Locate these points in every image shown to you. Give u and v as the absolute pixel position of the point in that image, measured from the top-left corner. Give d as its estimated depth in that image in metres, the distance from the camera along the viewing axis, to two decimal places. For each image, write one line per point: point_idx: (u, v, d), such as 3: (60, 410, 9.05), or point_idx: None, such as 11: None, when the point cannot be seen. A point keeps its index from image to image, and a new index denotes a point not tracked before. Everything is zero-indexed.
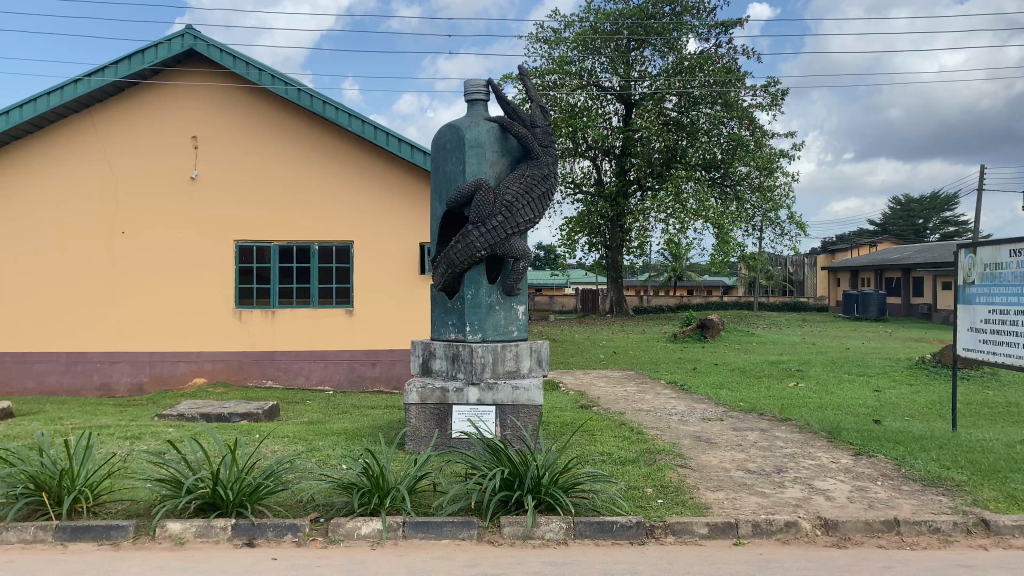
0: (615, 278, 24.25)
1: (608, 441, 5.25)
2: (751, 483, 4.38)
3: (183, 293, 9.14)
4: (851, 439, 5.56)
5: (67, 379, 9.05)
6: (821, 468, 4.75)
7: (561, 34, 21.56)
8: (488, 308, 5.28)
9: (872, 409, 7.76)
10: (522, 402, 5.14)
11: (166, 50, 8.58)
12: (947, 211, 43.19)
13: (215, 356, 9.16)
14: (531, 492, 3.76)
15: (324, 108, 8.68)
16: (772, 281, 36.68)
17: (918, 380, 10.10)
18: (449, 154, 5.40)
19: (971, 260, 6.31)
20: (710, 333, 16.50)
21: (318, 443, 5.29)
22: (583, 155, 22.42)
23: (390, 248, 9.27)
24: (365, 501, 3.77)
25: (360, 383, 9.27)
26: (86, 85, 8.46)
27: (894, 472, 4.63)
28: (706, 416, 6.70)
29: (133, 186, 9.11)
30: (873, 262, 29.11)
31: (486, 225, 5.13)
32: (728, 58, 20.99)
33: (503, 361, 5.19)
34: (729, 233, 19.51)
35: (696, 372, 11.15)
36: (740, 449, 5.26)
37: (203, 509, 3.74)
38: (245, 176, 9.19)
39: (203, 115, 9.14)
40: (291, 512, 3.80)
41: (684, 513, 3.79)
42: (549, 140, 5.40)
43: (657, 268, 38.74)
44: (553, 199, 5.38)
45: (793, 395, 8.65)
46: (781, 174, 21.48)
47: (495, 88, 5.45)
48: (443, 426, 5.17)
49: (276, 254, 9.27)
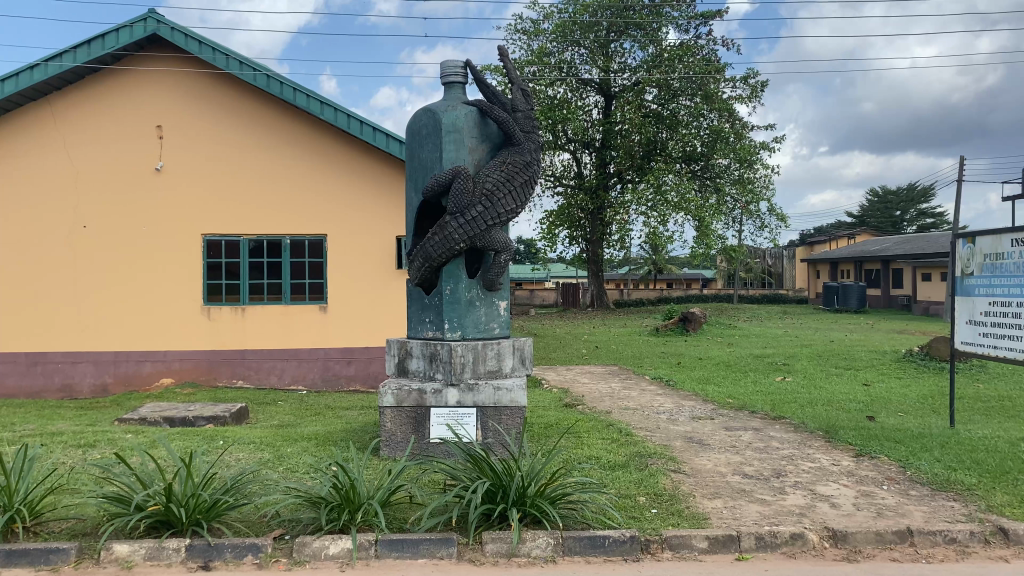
0: (596, 271, 24.01)
1: (596, 444, 4.94)
2: (751, 489, 4.09)
3: (148, 289, 8.73)
4: (849, 439, 5.30)
5: (27, 380, 8.60)
6: (822, 471, 4.47)
7: (540, 25, 21.30)
8: (468, 304, 4.97)
9: (865, 405, 7.52)
10: (505, 403, 4.83)
11: (128, 35, 8.15)
12: (924, 203, 43.48)
13: (183, 355, 8.77)
14: (515, 505, 3.44)
15: (294, 96, 8.30)
16: (751, 273, 36.63)
17: (907, 374, 9.91)
18: (425, 140, 5.06)
19: (970, 250, 6.05)
20: (693, 326, 16.29)
21: (287, 449, 4.95)
22: (563, 148, 22.11)
23: (363, 242, 8.91)
24: (334, 517, 3.43)
25: (335, 382, 8.91)
26: (43, 71, 8.02)
27: (899, 475, 4.38)
28: (696, 414, 6.42)
29: (95, 178, 8.68)
30: (852, 254, 29.14)
31: (465, 215, 4.82)
32: (708, 49, 20.81)
33: (483, 361, 4.88)
34: (709, 226, 19.33)
35: (683, 367, 10.90)
36: (735, 451, 4.97)
37: (156, 527, 3.39)
38: (213, 167, 8.81)
39: (167, 104, 8.72)
40: (253, 530, 3.47)
41: (681, 525, 3.50)
42: (531, 126, 5.10)
43: (637, 260, 38.85)
44: (535, 188, 5.09)
45: (781, 391, 8.43)
46: (762, 167, 21.36)
47: (473, 69, 5.11)
48: (420, 430, 4.85)
49: (246, 249, 8.88)
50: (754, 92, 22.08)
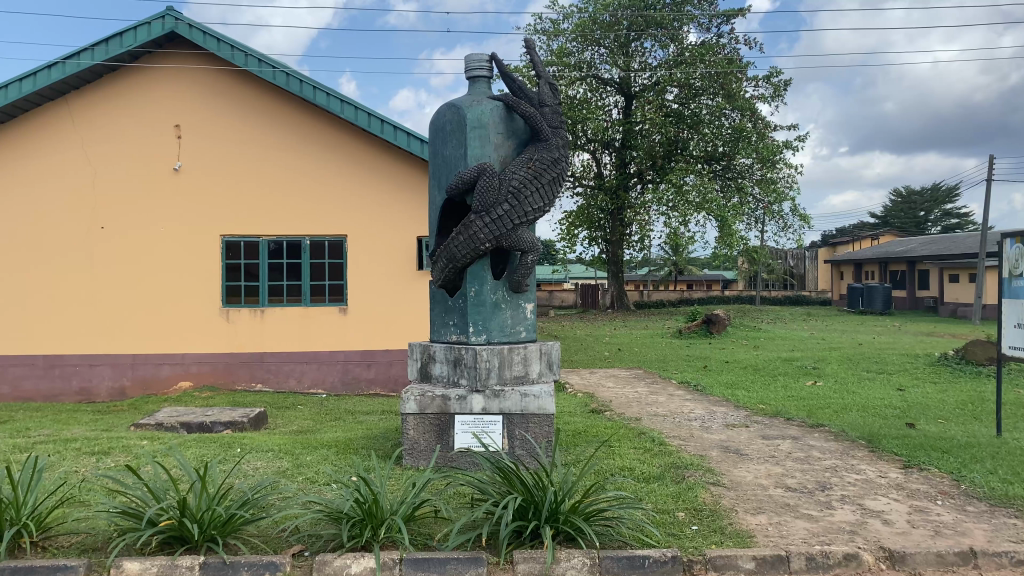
0: (616, 273, 23.74)
1: (629, 454, 4.71)
2: (795, 504, 3.85)
3: (167, 291, 8.60)
4: (894, 448, 5.04)
5: (44, 383, 8.49)
6: (869, 484, 4.22)
7: (559, 25, 21.08)
8: (493, 307, 4.77)
9: (902, 411, 7.22)
10: (533, 411, 4.61)
11: (146, 33, 8.01)
12: (949, 203, 42.82)
13: (201, 358, 8.64)
14: (548, 522, 3.22)
15: (314, 94, 8.13)
16: (773, 274, 36.12)
17: (943, 378, 9.59)
18: (449, 136, 4.86)
19: (1018, 250, 5.77)
20: (717, 328, 15.99)
21: (306, 458, 4.77)
22: (583, 148, 21.85)
23: (383, 243, 8.74)
24: (356, 533, 3.23)
25: (355, 386, 8.75)
26: (61, 70, 7.92)
27: (953, 489, 4.12)
28: (729, 421, 6.18)
29: (113, 178, 8.56)
30: (877, 255, 28.68)
31: (491, 214, 4.61)
32: (730, 48, 20.51)
33: (510, 366, 4.67)
34: (732, 227, 19.01)
35: (708, 371, 10.64)
36: (775, 461, 4.73)
37: (170, 543, 3.21)
38: (230, 165, 8.66)
39: (185, 103, 8.59)
40: (269, 546, 3.28)
41: (725, 544, 3.27)
42: (559, 121, 4.90)
43: (656, 262, 38.53)
44: (563, 185, 4.88)
45: (813, 396, 8.15)
46: (785, 166, 21.02)
47: (499, 62, 4.90)
48: (444, 439, 4.64)
49: (265, 250, 8.73)
50: (777, 91, 21.75)
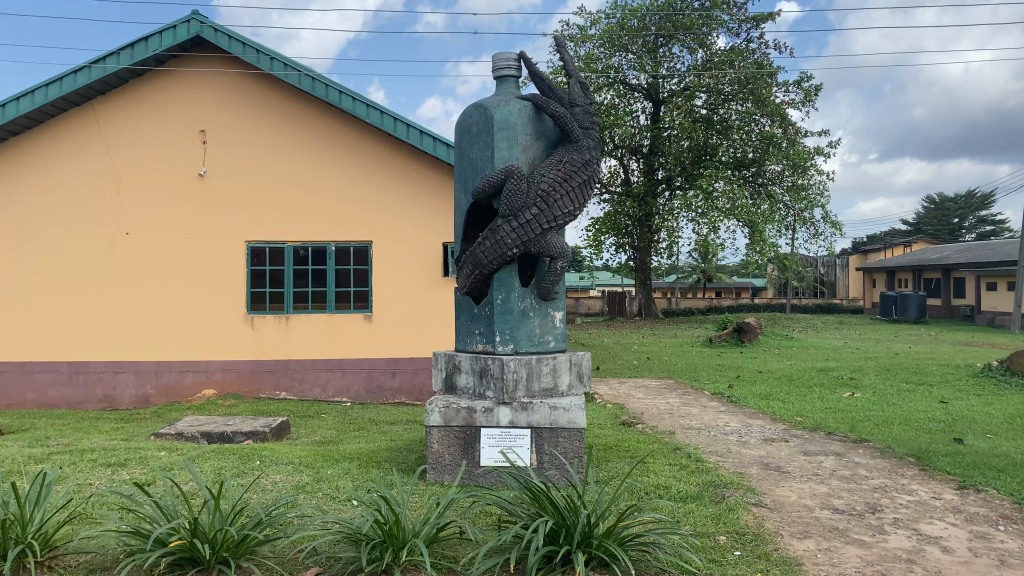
0: (644, 280, 23.45)
1: (663, 472, 4.48)
2: (844, 528, 3.60)
3: (191, 298, 8.51)
4: (946, 467, 4.75)
5: (68, 390, 8.44)
6: (923, 506, 3.95)
7: (586, 31, 20.91)
8: (521, 316, 4.56)
9: (948, 426, 6.88)
10: (562, 425, 4.38)
11: (171, 38, 7.94)
12: (984, 210, 41.94)
13: (225, 366, 8.53)
14: (580, 547, 3.00)
15: (339, 98, 8.00)
16: (804, 282, 35.48)
17: (987, 390, 9.21)
18: (476, 138, 4.67)
19: None
20: (748, 337, 15.65)
21: (327, 471, 4.60)
22: (610, 154, 21.62)
23: (409, 249, 8.58)
24: (376, 556, 3.03)
25: (380, 394, 8.58)
26: (87, 75, 7.86)
27: (1014, 512, 3.84)
28: (767, 435, 5.92)
29: (138, 184, 8.49)
30: (910, 262, 28.07)
31: (519, 218, 4.41)
32: (759, 53, 20.17)
33: (538, 378, 4.47)
34: (763, 234, 18.65)
35: (742, 381, 10.34)
36: (819, 480, 4.47)
37: (180, 564, 3.02)
38: (255, 171, 8.55)
39: (211, 109, 8.51)
40: (284, 568, 3.09)
41: (770, 572, 3.03)
42: (589, 122, 4.72)
43: (684, 269, 38.13)
44: (594, 189, 4.66)
45: (851, 408, 7.84)
46: (816, 172, 20.60)
47: (528, 60, 4.71)
48: (469, 453, 4.44)
49: (290, 257, 8.62)
50: (807, 96, 21.37)
